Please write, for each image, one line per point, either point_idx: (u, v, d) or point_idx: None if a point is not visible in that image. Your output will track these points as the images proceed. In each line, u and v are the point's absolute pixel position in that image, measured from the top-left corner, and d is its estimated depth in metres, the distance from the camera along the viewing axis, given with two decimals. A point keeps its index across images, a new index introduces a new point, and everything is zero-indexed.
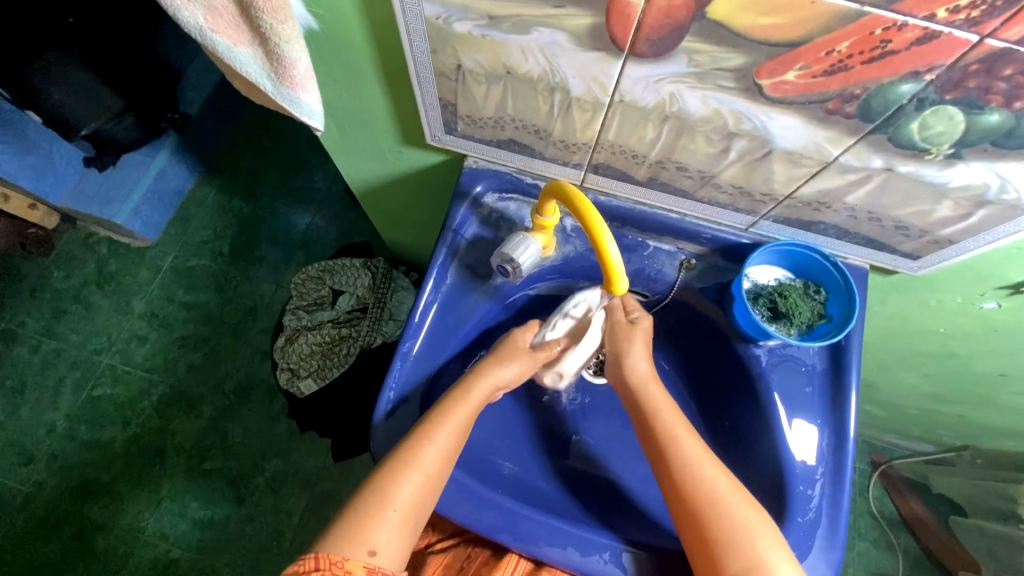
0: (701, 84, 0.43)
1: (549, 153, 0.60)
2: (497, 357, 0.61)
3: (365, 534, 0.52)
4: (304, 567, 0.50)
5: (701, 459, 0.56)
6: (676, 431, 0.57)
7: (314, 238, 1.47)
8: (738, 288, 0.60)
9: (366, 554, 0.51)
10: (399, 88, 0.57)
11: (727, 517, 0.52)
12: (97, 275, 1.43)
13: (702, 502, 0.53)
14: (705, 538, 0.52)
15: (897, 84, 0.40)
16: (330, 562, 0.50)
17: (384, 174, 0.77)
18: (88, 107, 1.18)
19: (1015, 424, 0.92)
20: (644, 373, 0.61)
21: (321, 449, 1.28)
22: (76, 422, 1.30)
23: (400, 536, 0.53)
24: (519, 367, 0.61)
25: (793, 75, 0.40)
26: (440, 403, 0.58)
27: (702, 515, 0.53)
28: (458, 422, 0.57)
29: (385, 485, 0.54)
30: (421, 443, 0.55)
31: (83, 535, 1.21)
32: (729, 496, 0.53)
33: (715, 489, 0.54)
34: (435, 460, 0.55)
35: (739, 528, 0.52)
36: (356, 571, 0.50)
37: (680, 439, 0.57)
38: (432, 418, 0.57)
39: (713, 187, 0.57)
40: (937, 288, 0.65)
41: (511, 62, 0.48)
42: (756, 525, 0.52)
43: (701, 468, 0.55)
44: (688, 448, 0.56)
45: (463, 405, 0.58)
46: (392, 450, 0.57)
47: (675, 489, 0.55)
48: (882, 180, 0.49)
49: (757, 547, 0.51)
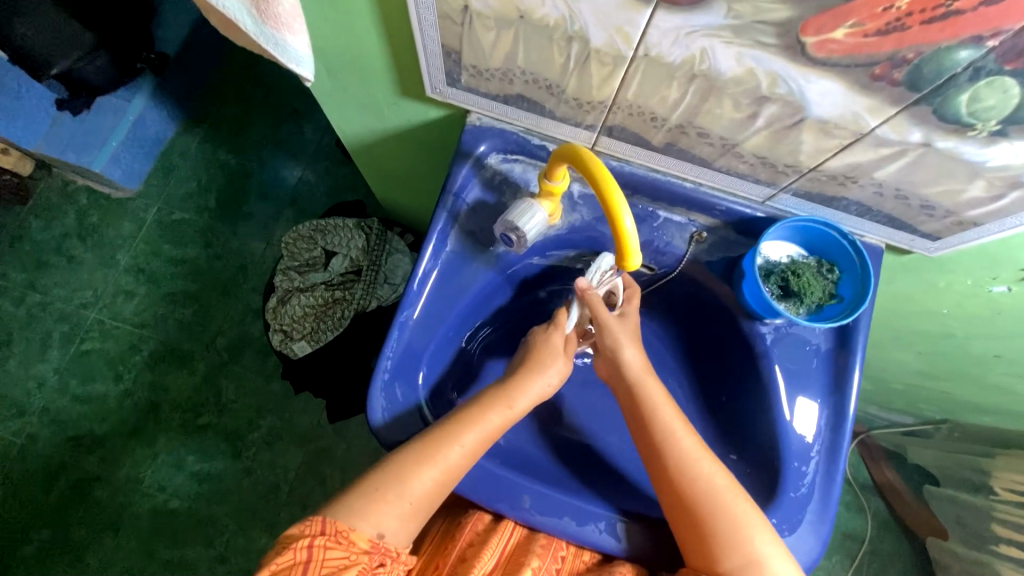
0: (737, 39, 0.39)
1: (560, 112, 0.55)
2: (537, 367, 0.60)
3: (377, 514, 0.53)
4: (311, 528, 0.51)
5: (701, 458, 0.56)
6: (675, 429, 0.58)
7: (303, 193, 1.41)
8: (751, 264, 0.58)
9: (374, 532, 0.52)
10: (396, 31, 0.51)
11: (726, 515, 0.53)
12: (78, 226, 1.37)
13: (701, 498, 0.54)
14: (701, 534, 0.53)
15: (954, 50, 0.36)
16: (338, 532, 0.51)
17: (380, 128, 0.71)
18: (60, 46, 1.08)
19: (999, 402, 0.94)
20: (642, 370, 0.61)
21: (315, 407, 1.29)
22: (66, 375, 1.28)
23: (407, 525, 0.54)
24: (559, 375, 0.61)
25: (842, 34, 0.36)
26: (476, 405, 0.58)
27: (699, 512, 0.54)
28: (491, 425, 0.57)
29: (402, 470, 0.54)
30: (448, 440, 0.55)
31: (81, 486, 1.23)
32: (727, 493, 0.54)
33: (711, 484, 0.55)
34: (459, 459, 0.55)
35: (738, 527, 0.53)
36: (361, 542, 0.51)
37: (678, 437, 0.57)
38: (459, 417, 0.57)
39: (734, 155, 0.53)
40: (949, 269, 0.63)
41: (525, 5, 0.42)
42: (754, 526, 0.53)
43: (697, 465, 0.56)
44: (687, 446, 0.57)
45: (500, 411, 0.58)
46: (414, 438, 0.57)
47: (671, 485, 0.56)
48: (918, 155, 0.46)
49: (755, 547, 0.52)
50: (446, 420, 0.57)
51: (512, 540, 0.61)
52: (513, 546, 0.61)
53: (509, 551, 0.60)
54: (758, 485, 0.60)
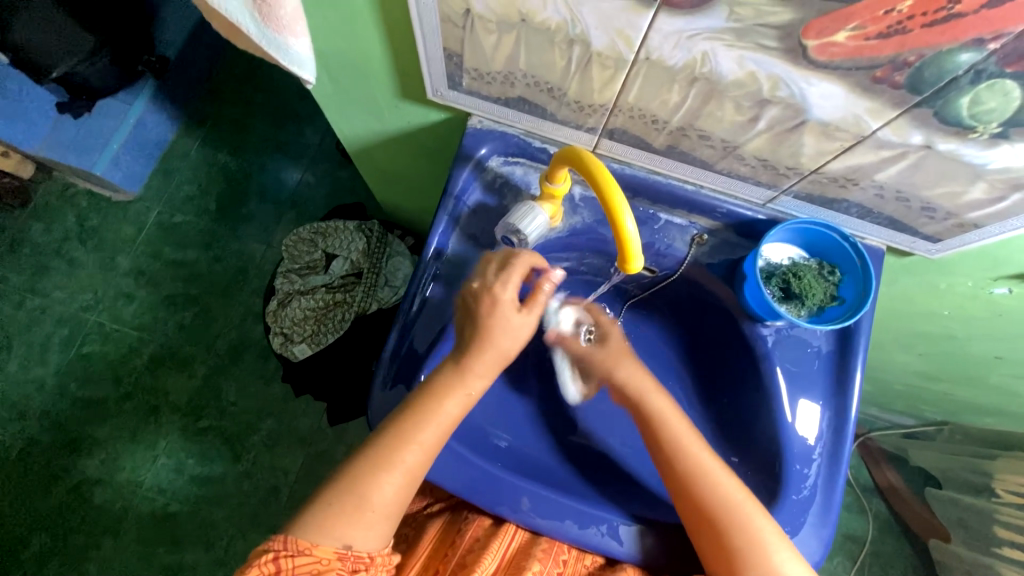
0: (739, 42, 0.39)
1: (561, 114, 0.55)
2: (485, 338, 0.55)
3: (339, 527, 0.51)
4: (274, 545, 0.50)
5: (717, 469, 0.56)
6: (687, 443, 0.57)
7: (304, 196, 1.41)
8: (752, 267, 0.58)
9: (340, 544, 0.51)
10: (397, 34, 0.51)
11: (746, 526, 0.53)
12: (78, 229, 1.37)
13: (721, 511, 0.54)
14: (723, 545, 0.53)
15: (956, 53, 0.36)
16: (298, 547, 0.50)
17: (381, 131, 0.71)
18: (60, 49, 1.08)
19: (1000, 403, 0.94)
20: (645, 383, 0.61)
21: (316, 409, 1.29)
22: (66, 379, 1.28)
23: (376, 531, 0.52)
24: (518, 335, 0.56)
25: (844, 37, 0.36)
26: (428, 396, 0.55)
27: (719, 524, 0.53)
28: (448, 418, 0.55)
29: (358, 479, 0.52)
30: (404, 442, 0.53)
31: (81, 490, 1.22)
32: (746, 505, 0.54)
33: (733, 497, 0.54)
34: (419, 458, 0.54)
35: (758, 539, 0.52)
36: (328, 557, 0.50)
37: (692, 451, 0.57)
38: (409, 415, 0.54)
39: (735, 158, 0.54)
40: (949, 271, 0.63)
41: (526, 8, 0.43)
42: (772, 538, 0.53)
43: (715, 476, 0.55)
44: (702, 458, 0.56)
45: (455, 397, 0.55)
46: (368, 444, 0.54)
47: (691, 497, 0.55)
48: (919, 157, 0.46)
49: (773, 558, 0.52)
50: (397, 421, 0.54)
51: (514, 543, 0.61)
52: (514, 550, 0.61)
53: (509, 556, 0.60)
54: (760, 488, 0.60)
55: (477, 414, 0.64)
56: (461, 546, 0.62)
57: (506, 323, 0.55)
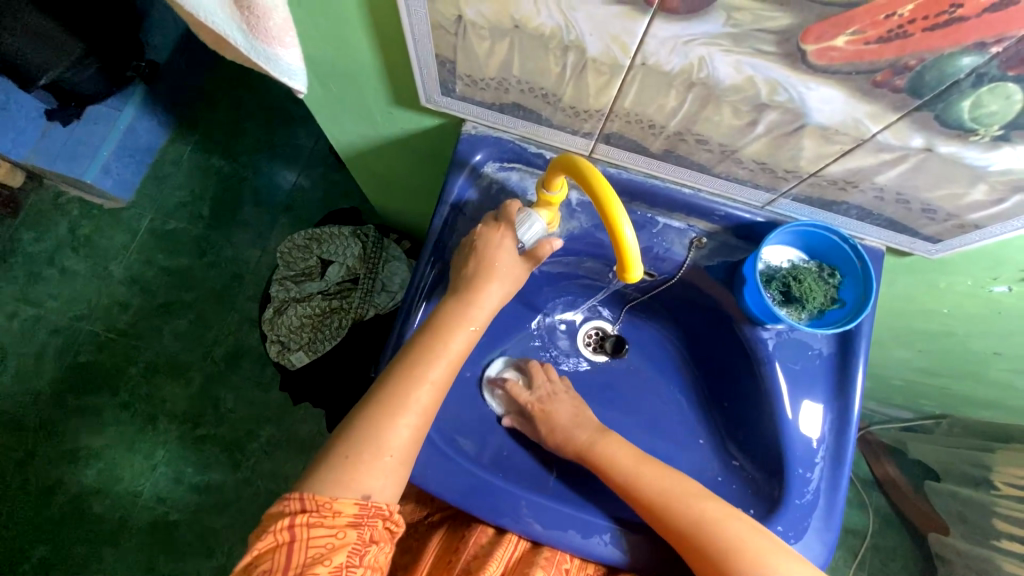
0: (736, 48, 0.38)
1: (556, 120, 0.55)
2: (487, 277, 0.56)
3: (356, 476, 0.49)
4: (290, 508, 0.48)
5: (676, 488, 0.55)
6: (639, 473, 0.56)
7: (298, 199, 1.40)
8: (752, 270, 0.57)
9: (359, 495, 0.49)
10: (388, 41, 0.50)
11: (716, 533, 0.51)
12: (71, 237, 1.36)
13: (685, 527, 0.52)
14: (700, 555, 0.51)
15: (957, 56, 0.36)
16: (317, 503, 0.47)
17: (374, 137, 0.71)
18: (48, 54, 1.06)
19: (998, 397, 0.94)
20: (586, 438, 0.60)
21: (314, 415, 1.28)
22: (62, 389, 1.27)
23: (394, 478, 0.51)
24: (516, 273, 0.57)
25: (844, 41, 0.36)
26: (431, 335, 0.55)
27: (687, 539, 0.52)
28: (454, 354, 0.55)
29: (370, 426, 0.51)
30: (414, 382, 0.52)
31: (80, 500, 1.21)
32: (711, 513, 0.53)
33: (700, 511, 0.53)
34: (430, 396, 0.53)
35: (733, 542, 0.50)
36: (348, 508, 0.48)
37: (646, 479, 0.56)
38: (416, 356, 0.54)
39: (733, 162, 0.53)
40: (949, 271, 0.63)
41: (520, 14, 0.42)
42: (745, 533, 0.51)
43: (672, 496, 0.54)
44: (656, 483, 0.55)
45: (460, 332, 0.55)
46: (376, 390, 0.53)
47: (654, 517, 0.54)
48: (919, 160, 0.45)
49: (757, 554, 0.50)
50: (404, 365, 0.53)
51: (516, 552, 0.61)
52: (516, 559, 0.60)
53: (512, 563, 0.60)
54: (763, 493, 0.60)
55: (476, 422, 0.64)
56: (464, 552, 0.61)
57: (503, 253, 0.56)
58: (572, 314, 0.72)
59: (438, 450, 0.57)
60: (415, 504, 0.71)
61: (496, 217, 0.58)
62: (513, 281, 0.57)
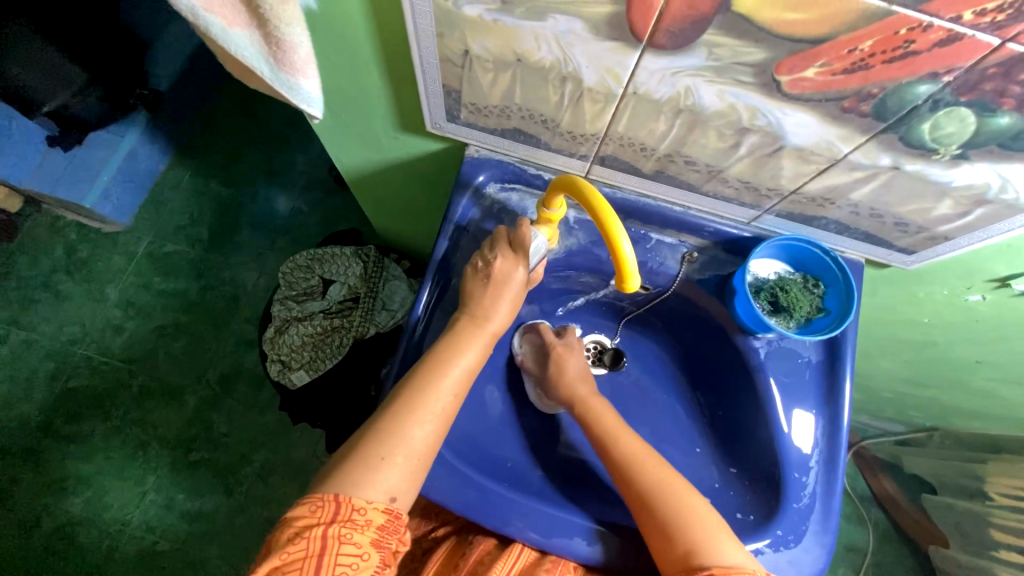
0: (718, 78, 0.42)
1: (554, 144, 0.59)
2: (497, 293, 0.58)
3: (385, 481, 0.50)
4: (322, 513, 0.48)
5: (653, 460, 0.57)
6: (614, 431, 0.60)
7: (296, 223, 1.42)
8: (741, 282, 0.60)
9: (386, 500, 0.50)
10: (398, 72, 0.54)
11: (676, 503, 0.54)
12: (67, 261, 1.36)
13: (650, 492, 0.55)
14: (657, 522, 0.53)
15: (914, 85, 0.40)
16: (351, 508, 0.48)
17: (378, 160, 0.74)
18: (51, 85, 1.09)
19: (982, 406, 0.97)
20: (590, 395, 0.63)
21: (310, 438, 1.27)
22: (51, 415, 1.25)
23: (417, 481, 0.52)
24: (521, 288, 0.60)
25: (813, 72, 0.40)
26: (449, 342, 0.57)
27: (649, 503, 0.54)
28: (471, 361, 0.57)
29: (397, 430, 0.52)
30: (435, 387, 0.54)
31: (65, 531, 1.18)
32: (677, 486, 0.55)
33: (669, 484, 0.55)
34: (451, 401, 0.55)
35: (690, 514, 0.53)
36: (376, 515, 0.49)
37: (619, 436, 0.59)
38: (437, 362, 0.56)
39: (720, 181, 0.57)
40: (926, 281, 0.66)
41: (522, 49, 0.46)
42: (703, 511, 0.53)
43: (646, 464, 0.57)
44: (635, 450, 0.58)
45: (475, 343, 0.58)
46: (399, 396, 0.54)
47: (622, 479, 0.57)
48: (888, 178, 0.49)
49: (711, 532, 0.52)
50: (424, 371, 0.55)
51: (519, 564, 0.60)
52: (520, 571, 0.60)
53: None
54: (762, 498, 0.61)
55: (482, 434, 0.65)
56: (465, 567, 0.61)
57: (512, 271, 0.58)
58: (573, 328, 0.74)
59: (446, 462, 0.58)
60: (420, 520, 0.71)
61: (509, 238, 0.59)
62: (518, 298, 0.60)
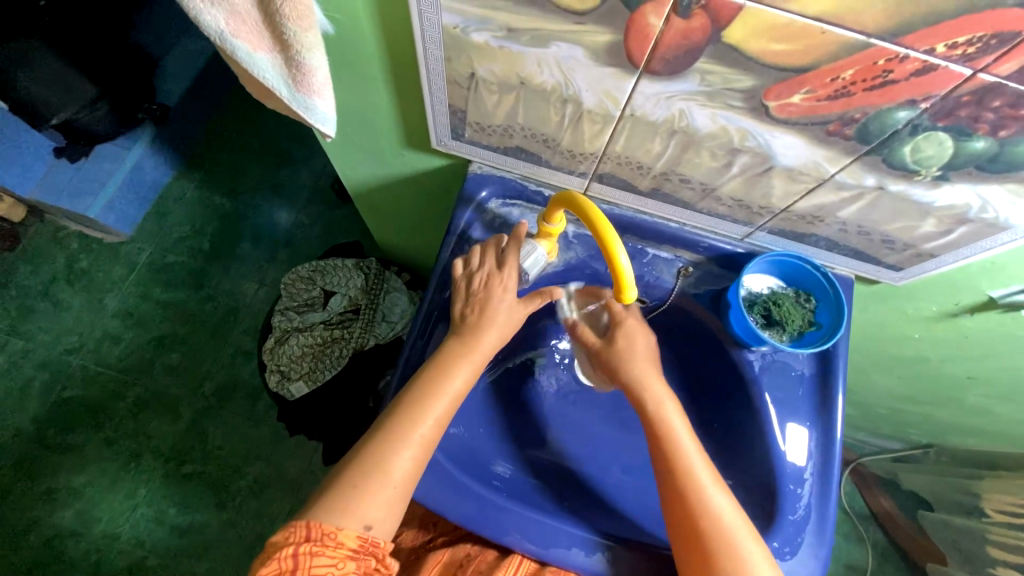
0: (710, 103, 0.45)
1: (555, 161, 0.61)
2: (486, 318, 0.59)
3: (361, 506, 0.51)
4: (294, 536, 0.49)
5: (719, 497, 0.54)
6: (685, 447, 0.56)
7: (297, 235, 1.44)
8: (735, 296, 0.62)
9: (361, 526, 0.50)
10: (406, 92, 0.56)
11: (732, 549, 0.52)
12: (68, 271, 1.37)
13: (708, 534, 0.53)
14: (704, 562, 0.52)
15: (894, 111, 0.42)
16: (322, 532, 0.49)
17: (383, 175, 0.76)
18: (61, 97, 1.14)
19: (975, 422, 0.98)
20: (668, 411, 0.58)
21: (307, 450, 1.27)
22: (44, 425, 1.24)
23: (395, 508, 0.53)
24: (511, 313, 0.60)
25: (799, 98, 0.42)
26: (435, 368, 0.58)
27: (703, 544, 0.52)
28: (455, 390, 0.57)
29: (378, 457, 0.53)
30: (418, 416, 0.55)
31: (53, 544, 1.16)
32: (736, 532, 0.53)
33: (721, 517, 0.53)
34: (432, 429, 0.55)
35: (744, 561, 0.52)
36: (350, 541, 0.49)
37: (688, 454, 0.56)
38: (422, 389, 0.56)
39: (713, 199, 0.59)
40: (915, 297, 0.68)
41: (525, 73, 0.48)
42: (755, 557, 0.52)
43: (713, 504, 0.54)
44: (704, 484, 0.54)
45: (460, 371, 0.58)
46: (383, 423, 0.55)
47: (678, 497, 0.54)
48: (873, 197, 0.52)
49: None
50: (409, 397, 0.56)
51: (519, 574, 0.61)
52: None
53: None
54: (758, 509, 0.62)
55: (481, 444, 0.65)
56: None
57: (500, 297, 0.59)
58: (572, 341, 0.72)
59: (444, 471, 0.59)
60: (419, 531, 0.71)
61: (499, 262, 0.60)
62: (510, 324, 0.60)
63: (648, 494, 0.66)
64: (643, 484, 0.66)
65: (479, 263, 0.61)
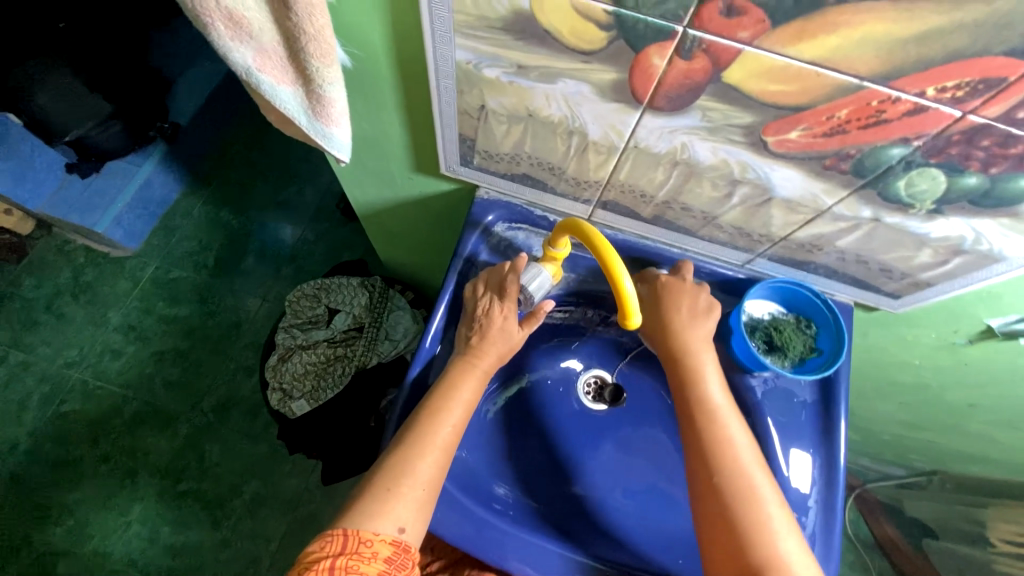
0: (712, 137, 0.47)
1: (560, 188, 0.63)
2: (494, 336, 0.60)
3: (393, 511, 0.50)
4: (331, 547, 0.48)
5: (751, 455, 0.55)
6: (722, 411, 0.57)
7: (302, 252, 1.46)
8: (737, 321, 0.63)
9: (394, 530, 0.50)
10: (417, 120, 0.59)
11: (757, 507, 0.52)
12: (72, 284, 1.38)
13: (733, 489, 0.53)
14: (727, 517, 0.52)
15: (888, 148, 0.44)
16: (359, 541, 0.48)
17: (392, 198, 0.78)
18: (75, 114, 1.16)
19: (979, 450, 0.98)
20: (706, 368, 0.59)
21: (304, 469, 1.25)
22: (41, 439, 1.23)
23: (424, 512, 0.52)
24: (516, 334, 0.61)
25: (796, 135, 0.44)
26: (446, 380, 0.59)
27: (727, 495, 0.53)
28: (467, 399, 0.58)
29: (402, 464, 0.53)
30: (436, 420, 0.55)
31: (41, 564, 1.14)
32: (762, 490, 0.53)
33: (752, 483, 0.53)
34: (452, 432, 0.56)
35: (770, 524, 0.51)
36: (384, 547, 0.49)
37: (724, 418, 0.57)
38: (438, 398, 0.57)
39: (715, 227, 0.61)
40: (915, 324, 0.69)
41: (534, 106, 0.50)
42: (780, 522, 0.52)
43: (745, 471, 0.54)
44: (733, 437, 0.56)
45: (470, 381, 0.59)
46: (402, 433, 0.55)
47: (707, 458, 0.55)
48: (870, 228, 0.53)
49: (779, 545, 0.51)
50: (427, 407, 0.56)
51: None
52: None
53: None
54: None
55: (484, 467, 0.66)
56: None
57: (503, 321, 0.60)
58: (573, 362, 0.73)
59: (446, 494, 0.59)
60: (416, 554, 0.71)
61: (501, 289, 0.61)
62: (513, 344, 0.61)
63: (650, 520, 0.65)
64: (644, 509, 0.66)
65: (486, 286, 0.62)
